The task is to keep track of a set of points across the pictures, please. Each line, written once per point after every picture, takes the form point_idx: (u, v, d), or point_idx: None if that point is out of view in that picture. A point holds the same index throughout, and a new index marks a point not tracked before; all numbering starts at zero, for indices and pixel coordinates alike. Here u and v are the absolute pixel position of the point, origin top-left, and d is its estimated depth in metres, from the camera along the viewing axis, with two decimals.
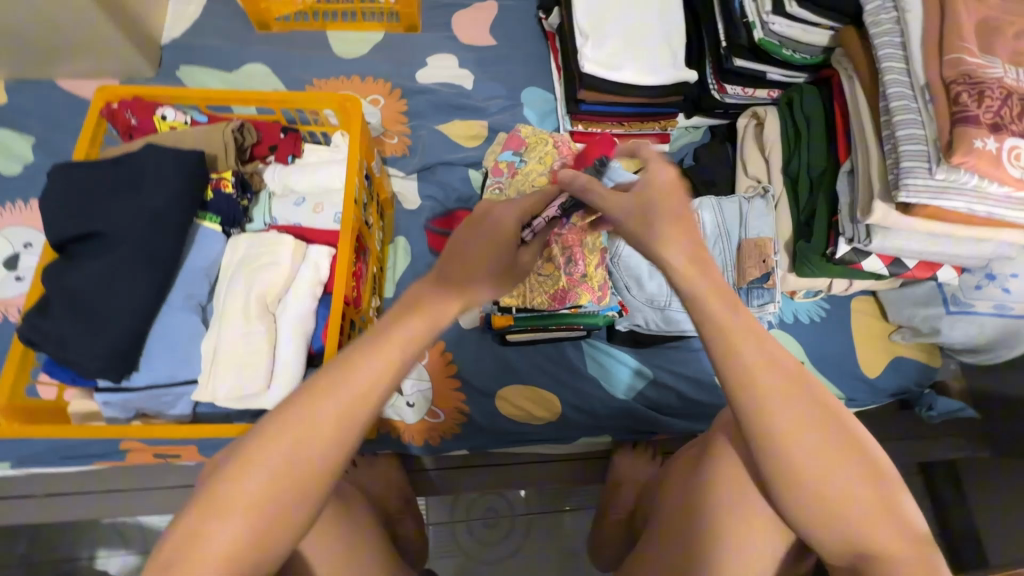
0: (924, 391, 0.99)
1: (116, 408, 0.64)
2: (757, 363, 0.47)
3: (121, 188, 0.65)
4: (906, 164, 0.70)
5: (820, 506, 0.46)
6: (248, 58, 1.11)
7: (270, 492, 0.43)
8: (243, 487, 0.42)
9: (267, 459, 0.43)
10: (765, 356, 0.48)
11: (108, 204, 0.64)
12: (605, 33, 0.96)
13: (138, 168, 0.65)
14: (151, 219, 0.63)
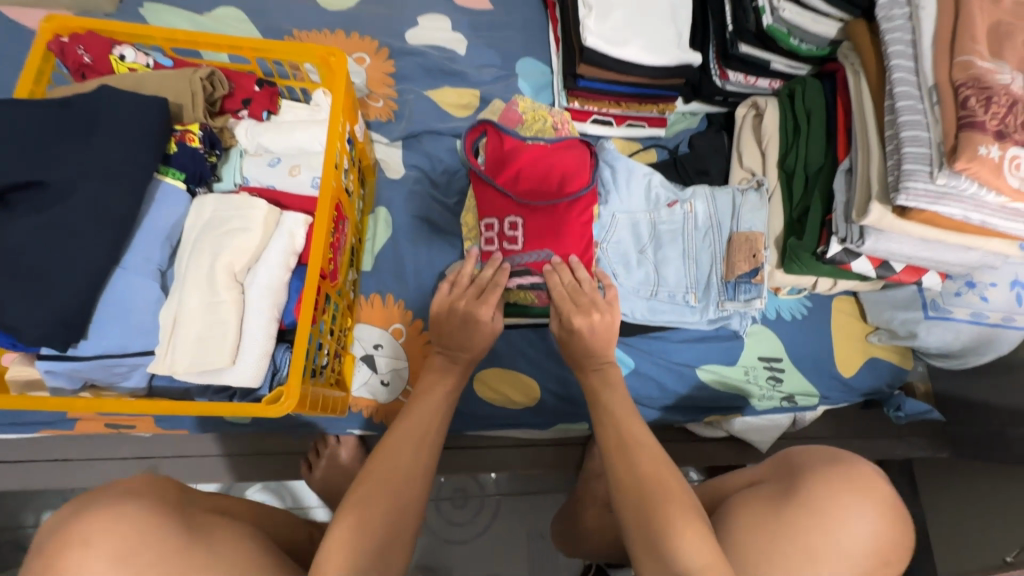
0: (895, 392, 1.01)
1: (61, 378, 0.58)
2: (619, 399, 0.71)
3: (71, 135, 0.57)
4: (908, 167, 0.69)
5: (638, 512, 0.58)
6: (221, 1, 1.03)
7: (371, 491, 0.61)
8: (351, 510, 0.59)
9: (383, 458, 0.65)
10: (618, 405, 0.71)
11: (56, 152, 0.56)
12: (609, 6, 0.91)
13: (93, 114, 0.58)
14: (106, 171, 0.56)
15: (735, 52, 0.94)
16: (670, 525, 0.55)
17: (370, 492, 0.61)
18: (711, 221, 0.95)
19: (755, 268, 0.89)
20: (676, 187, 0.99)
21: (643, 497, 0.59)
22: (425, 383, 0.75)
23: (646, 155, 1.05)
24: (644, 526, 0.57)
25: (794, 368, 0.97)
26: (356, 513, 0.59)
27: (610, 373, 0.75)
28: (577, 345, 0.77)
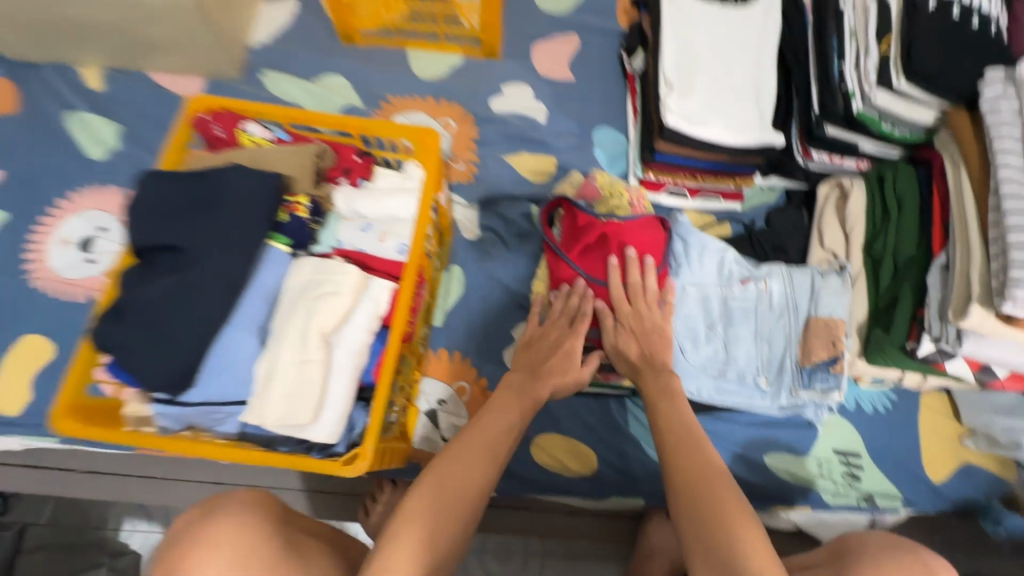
0: (992, 503, 0.90)
1: (168, 420, 0.64)
2: (683, 424, 0.72)
3: (202, 203, 0.65)
4: (1014, 273, 0.64)
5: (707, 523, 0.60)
6: (329, 68, 1.16)
7: (432, 498, 0.64)
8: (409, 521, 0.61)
9: (452, 466, 0.67)
10: (682, 414, 0.73)
11: (190, 218, 0.65)
12: (691, 85, 0.93)
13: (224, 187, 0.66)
14: (228, 241, 0.64)
15: (821, 132, 0.92)
16: (730, 534, 0.58)
17: (437, 503, 0.63)
18: (787, 302, 0.92)
19: (834, 356, 0.85)
20: (750, 263, 0.96)
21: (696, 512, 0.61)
22: (499, 402, 0.76)
23: (720, 229, 1.03)
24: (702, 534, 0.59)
25: (874, 466, 0.91)
26: (425, 523, 0.61)
27: (670, 381, 0.77)
28: (653, 388, 0.77)
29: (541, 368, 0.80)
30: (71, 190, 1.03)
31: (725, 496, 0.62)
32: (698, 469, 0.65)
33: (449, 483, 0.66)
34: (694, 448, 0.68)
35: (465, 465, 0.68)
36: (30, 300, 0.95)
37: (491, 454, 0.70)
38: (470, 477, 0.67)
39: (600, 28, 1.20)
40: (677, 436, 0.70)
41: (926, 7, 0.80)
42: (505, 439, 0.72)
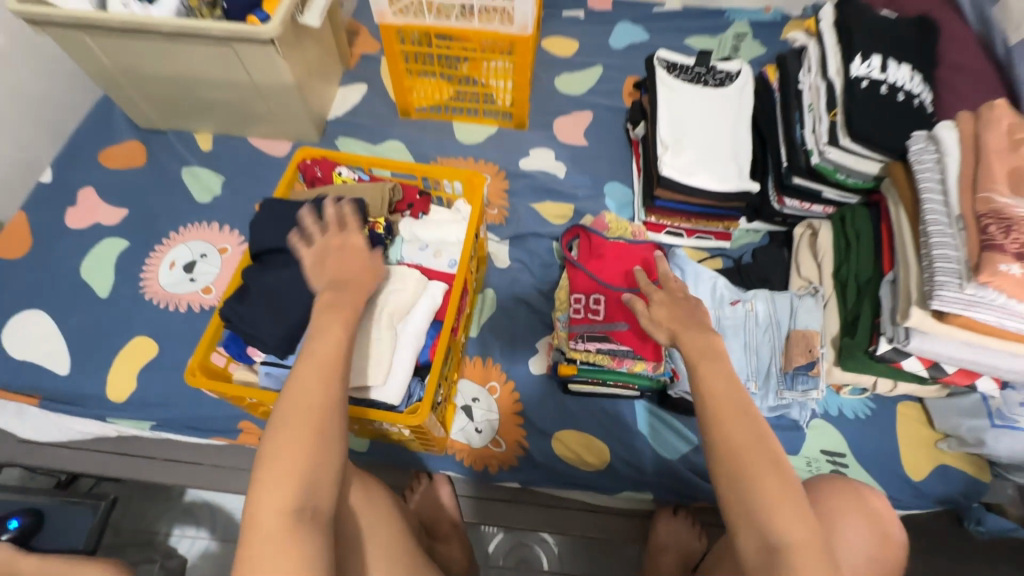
0: (974, 505, 1.00)
1: (271, 379, 0.84)
2: (731, 388, 0.69)
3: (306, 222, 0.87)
4: (939, 278, 0.82)
5: (752, 498, 0.63)
6: (390, 136, 1.44)
7: (290, 431, 0.61)
8: (275, 449, 0.61)
9: (301, 399, 0.63)
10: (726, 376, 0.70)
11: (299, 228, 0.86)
12: (682, 145, 1.16)
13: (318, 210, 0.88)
14: None
15: (790, 182, 1.14)
16: (771, 515, 0.62)
17: (289, 435, 0.61)
18: (771, 318, 1.08)
19: (811, 361, 1.00)
20: (739, 289, 1.13)
21: (743, 491, 0.64)
22: (323, 321, 0.69)
23: (713, 262, 1.24)
24: (745, 511, 0.63)
25: (860, 466, 1.01)
26: (286, 455, 0.61)
27: (715, 342, 0.73)
28: (697, 348, 0.73)
29: (343, 278, 0.74)
30: (180, 226, 1.28)
31: (775, 480, 0.64)
32: (750, 443, 0.65)
33: (304, 417, 0.63)
34: (743, 419, 0.67)
35: (307, 390, 0.64)
36: (142, 308, 1.17)
37: (332, 377, 0.66)
38: (313, 400, 0.63)
39: (609, 106, 1.48)
40: (725, 408, 0.68)
41: (861, 87, 1.04)
42: (338, 360, 0.67)
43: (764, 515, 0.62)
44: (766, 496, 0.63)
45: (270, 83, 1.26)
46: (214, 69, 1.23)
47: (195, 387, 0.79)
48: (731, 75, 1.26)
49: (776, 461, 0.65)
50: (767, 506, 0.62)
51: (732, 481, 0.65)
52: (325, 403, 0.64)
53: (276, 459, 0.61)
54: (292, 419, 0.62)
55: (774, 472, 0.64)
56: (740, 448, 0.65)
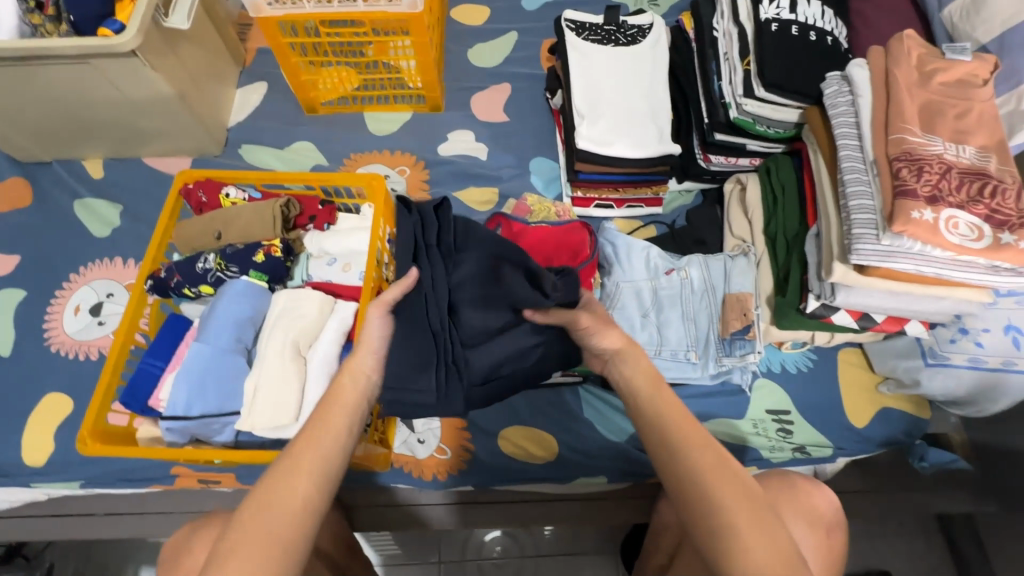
0: (916, 442, 1.01)
1: (175, 434, 0.76)
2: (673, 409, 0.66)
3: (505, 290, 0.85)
4: (858, 231, 0.79)
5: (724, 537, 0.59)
6: (298, 137, 1.34)
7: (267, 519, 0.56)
8: (243, 541, 0.54)
9: (285, 485, 0.58)
10: (662, 400, 0.67)
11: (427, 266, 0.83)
12: (598, 113, 1.10)
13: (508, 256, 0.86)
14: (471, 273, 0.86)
15: (712, 139, 1.09)
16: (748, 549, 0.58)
17: (260, 523, 0.56)
18: (706, 285, 1.05)
19: (747, 325, 0.98)
20: (672, 257, 1.09)
21: (719, 524, 0.59)
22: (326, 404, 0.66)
23: (646, 230, 1.19)
24: (722, 541, 0.59)
25: (805, 420, 1.01)
26: (248, 545, 0.54)
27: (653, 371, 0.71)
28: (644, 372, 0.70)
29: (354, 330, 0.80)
30: (81, 265, 1.19)
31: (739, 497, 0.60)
32: (712, 467, 0.62)
33: (287, 511, 0.57)
34: (696, 438, 0.63)
35: (287, 482, 0.58)
36: (51, 362, 1.09)
37: (322, 470, 0.60)
38: (291, 497, 0.57)
39: (527, 75, 1.40)
40: (680, 430, 0.64)
41: (771, 30, 0.99)
42: (325, 451, 0.62)
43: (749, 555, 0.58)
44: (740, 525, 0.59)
45: (149, 98, 1.15)
46: (83, 90, 1.11)
47: (88, 455, 0.73)
48: (643, 29, 1.19)
49: (744, 483, 0.61)
50: (734, 539, 0.59)
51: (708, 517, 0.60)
52: (303, 503, 0.58)
53: (231, 563, 0.53)
54: (268, 508, 0.57)
55: (739, 488, 0.61)
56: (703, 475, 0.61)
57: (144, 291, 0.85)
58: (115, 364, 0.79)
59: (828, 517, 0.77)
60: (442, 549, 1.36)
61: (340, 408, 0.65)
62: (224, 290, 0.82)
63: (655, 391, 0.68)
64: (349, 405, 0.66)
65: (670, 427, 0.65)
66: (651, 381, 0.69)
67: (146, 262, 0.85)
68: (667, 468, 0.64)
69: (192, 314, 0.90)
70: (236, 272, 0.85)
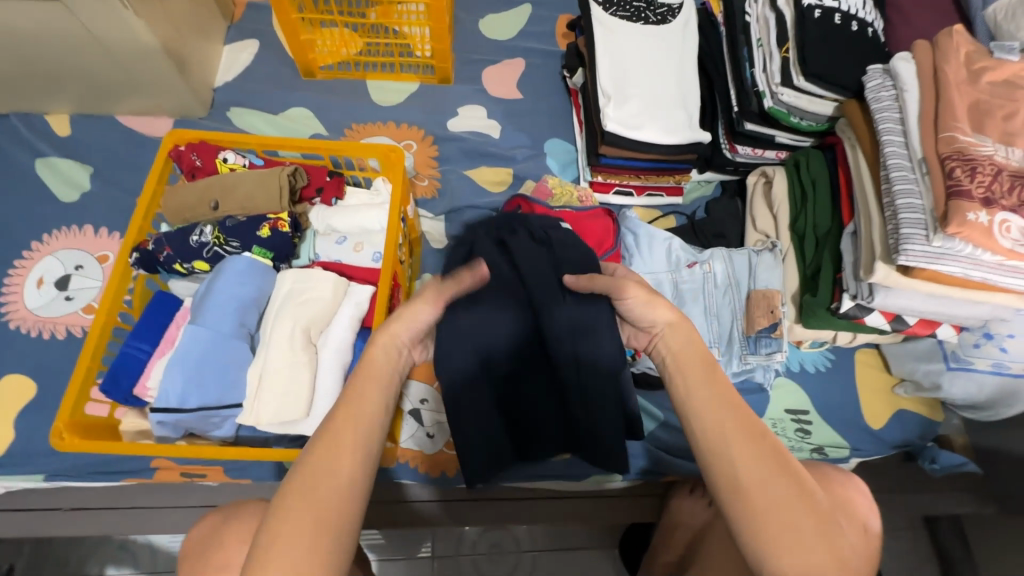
0: (927, 444, 1.01)
1: (167, 428, 0.68)
2: (713, 392, 0.60)
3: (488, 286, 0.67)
4: (905, 231, 0.77)
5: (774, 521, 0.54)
6: (293, 102, 1.23)
7: (301, 519, 0.53)
8: (279, 544, 0.52)
9: (316, 484, 0.55)
10: (705, 387, 0.61)
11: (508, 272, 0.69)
12: (626, 95, 1.04)
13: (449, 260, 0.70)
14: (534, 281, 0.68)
15: (741, 129, 1.05)
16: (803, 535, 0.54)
17: (296, 521, 0.53)
18: (730, 280, 1.01)
19: (773, 323, 0.95)
20: (694, 249, 1.05)
21: (763, 512, 0.54)
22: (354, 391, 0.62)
23: (665, 221, 1.15)
24: (773, 528, 0.54)
25: (822, 420, 1.00)
26: (285, 543, 0.52)
27: (703, 352, 0.64)
28: (691, 353, 0.64)
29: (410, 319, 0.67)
30: (45, 233, 1.06)
31: (799, 500, 0.55)
32: (764, 465, 0.56)
33: (319, 512, 0.54)
34: (741, 423, 0.58)
35: (327, 465, 0.56)
36: (10, 340, 0.97)
37: (357, 463, 0.58)
38: (331, 478, 0.56)
39: (542, 50, 1.32)
40: (722, 416, 0.59)
41: (813, 17, 0.95)
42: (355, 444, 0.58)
43: (800, 540, 0.53)
44: (788, 520, 0.54)
45: (128, 47, 1.03)
46: (52, 31, 0.98)
47: (65, 452, 0.64)
48: (673, 9, 1.13)
49: (789, 468, 0.57)
50: (781, 537, 0.53)
51: (751, 503, 0.55)
52: (345, 484, 0.56)
53: (278, 553, 0.51)
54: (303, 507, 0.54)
55: (781, 469, 0.56)
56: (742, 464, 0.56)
57: (128, 265, 0.75)
58: (95, 347, 0.70)
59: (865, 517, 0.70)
60: (436, 543, 1.31)
61: (371, 386, 0.62)
62: (223, 267, 0.73)
63: (705, 381, 0.61)
64: (382, 381, 0.63)
65: (712, 416, 0.59)
66: (699, 366, 0.62)
67: (131, 231, 0.75)
68: (707, 461, 0.58)
69: (181, 292, 0.80)
70: (237, 248, 0.76)
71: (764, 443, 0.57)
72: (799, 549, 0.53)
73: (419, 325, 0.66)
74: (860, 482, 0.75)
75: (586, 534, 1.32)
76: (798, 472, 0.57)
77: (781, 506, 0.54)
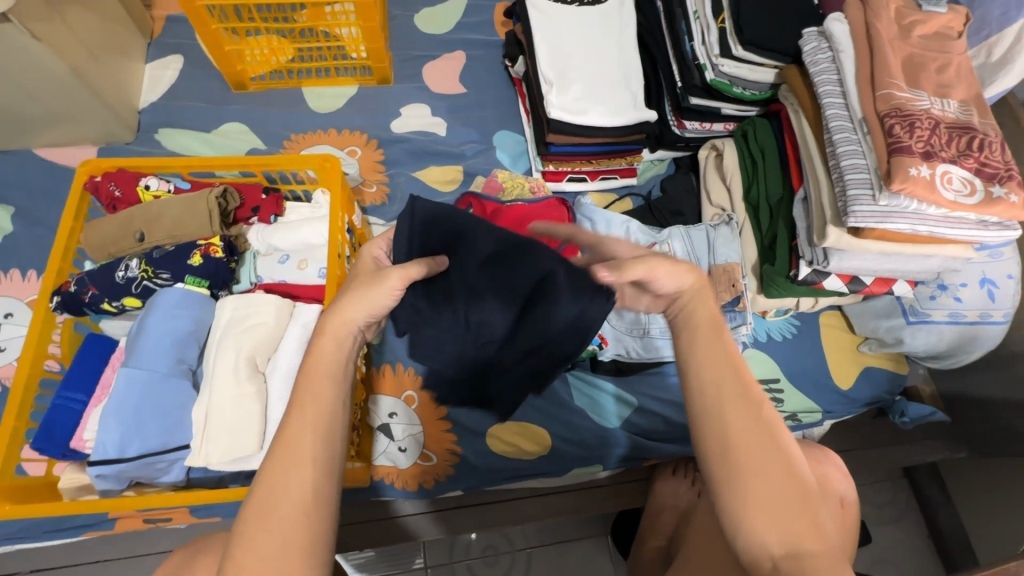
0: (896, 398, 1.03)
1: (109, 480, 0.63)
2: (712, 362, 0.57)
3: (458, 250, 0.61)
4: (852, 192, 0.76)
5: (769, 501, 0.52)
6: (226, 118, 1.17)
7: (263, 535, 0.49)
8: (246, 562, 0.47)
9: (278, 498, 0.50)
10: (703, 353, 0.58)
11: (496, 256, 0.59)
12: (568, 79, 1.02)
13: (423, 208, 0.62)
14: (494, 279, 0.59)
15: (687, 104, 1.04)
16: (796, 515, 0.52)
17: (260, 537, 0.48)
18: (691, 257, 0.99)
19: (737, 296, 0.95)
20: (652, 229, 1.03)
21: (758, 488, 0.52)
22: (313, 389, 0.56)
23: (622, 204, 1.13)
24: (766, 504, 0.52)
25: (793, 386, 1.00)
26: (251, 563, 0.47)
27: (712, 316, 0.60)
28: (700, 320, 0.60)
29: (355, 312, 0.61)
30: None
31: (784, 474, 0.53)
32: (757, 437, 0.54)
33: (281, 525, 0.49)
34: (739, 396, 0.55)
35: (291, 475, 0.51)
36: None
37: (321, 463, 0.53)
38: (295, 486, 0.51)
39: (481, 41, 1.29)
40: (722, 384, 0.56)
41: None
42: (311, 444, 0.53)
43: (791, 519, 0.51)
44: (779, 498, 0.52)
45: (35, 75, 0.96)
46: None
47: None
48: None
49: (782, 444, 0.54)
50: (763, 507, 0.51)
51: (746, 479, 0.53)
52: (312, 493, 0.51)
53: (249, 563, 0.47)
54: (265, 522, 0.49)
55: (774, 446, 0.54)
56: (742, 437, 0.54)
57: (50, 310, 0.70)
58: (21, 403, 0.65)
59: (841, 492, 0.71)
60: (428, 553, 1.29)
61: (327, 384, 0.56)
62: (154, 301, 0.69)
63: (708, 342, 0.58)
64: (333, 378, 0.57)
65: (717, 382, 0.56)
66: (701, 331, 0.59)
67: (49, 273, 0.70)
68: (700, 421, 0.56)
69: (116, 332, 0.75)
70: (168, 280, 0.71)
71: (763, 415, 0.55)
72: (791, 528, 0.51)
73: (376, 309, 0.60)
74: (836, 459, 0.76)
75: (578, 525, 1.31)
76: (791, 450, 0.54)
77: (775, 483, 0.52)
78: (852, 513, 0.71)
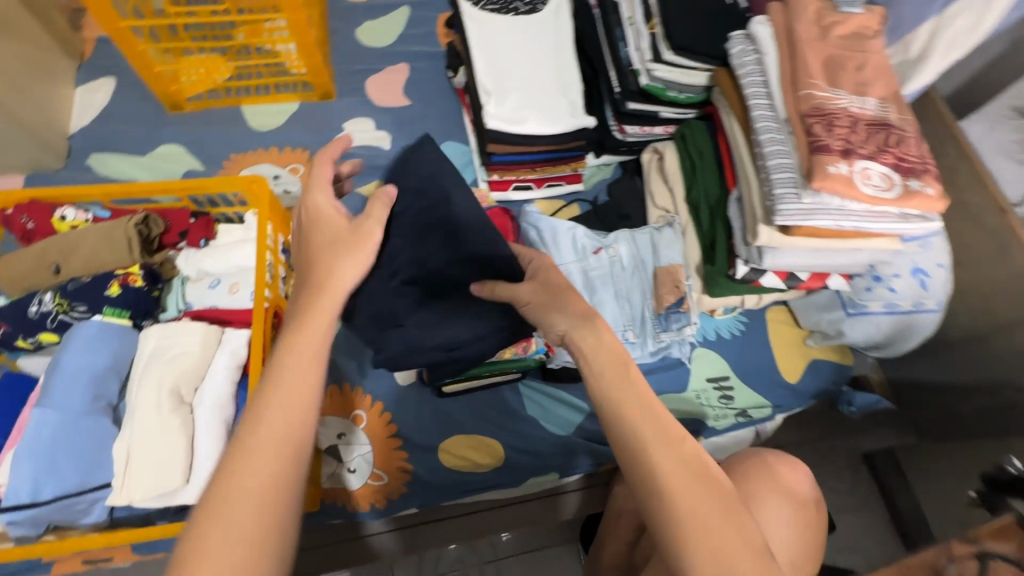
0: (843, 388, 1.05)
1: (23, 526, 0.61)
2: (632, 399, 0.56)
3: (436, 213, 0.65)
4: (779, 191, 0.78)
5: (702, 538, 0.51)
6: (163, 140, 1.14)
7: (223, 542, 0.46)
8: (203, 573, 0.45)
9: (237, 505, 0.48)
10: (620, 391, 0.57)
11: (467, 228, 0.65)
12: (506, 89, 1.02)
13: (422, 162, 0.65)
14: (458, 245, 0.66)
15: (625, 109, 1.03)
16: (732, 546, 0.51)
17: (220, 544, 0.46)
18: (636, 260, 1.00)
19: (680, 297, 0.95)
20: (599, 234, 1.03)
21: (692, 526, 0.51)
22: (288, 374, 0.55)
23: (569, 210, 1.13)
24: (699, 542, 0.51)
25: (743, 383, 1.01)
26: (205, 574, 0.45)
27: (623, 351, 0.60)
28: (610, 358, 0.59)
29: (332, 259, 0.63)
30: None
31: (708, 490, 0.53)
32: (686, 471, 0.53)
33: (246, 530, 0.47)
34: (660, 431, 0.55)
35: (255, 473, 0.49)
36: None
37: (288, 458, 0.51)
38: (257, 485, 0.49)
39: (424, 53, 1.28)
40: (644, 422, 0.55)
41: None
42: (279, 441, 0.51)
43: (726, 552, 0.51)
44: (715, 534, 0.51)
45: None
46: None
47: None
48: None
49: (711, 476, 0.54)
50: (698, 545, 0.51)
51: (680, 517, 0.52)
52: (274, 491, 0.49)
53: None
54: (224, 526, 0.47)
55: (703, 478, 0.53)
56: (670, 474, 0.53)
57: None
58: None
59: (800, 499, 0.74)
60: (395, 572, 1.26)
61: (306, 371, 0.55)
62: (71, 336, 0.66)
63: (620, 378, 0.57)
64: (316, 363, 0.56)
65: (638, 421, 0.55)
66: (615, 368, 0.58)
67: None
68: (627, 464, 0.55)
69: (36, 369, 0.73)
70: (85, 312, 0.69)
71: (687, 448, 0.54)
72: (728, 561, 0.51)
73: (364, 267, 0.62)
74: (799, 465, 0.78)
75: (547, 534, 1.30)
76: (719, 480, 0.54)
77: (707, 521, 0.51)
78: (814, 517, 0.74)
